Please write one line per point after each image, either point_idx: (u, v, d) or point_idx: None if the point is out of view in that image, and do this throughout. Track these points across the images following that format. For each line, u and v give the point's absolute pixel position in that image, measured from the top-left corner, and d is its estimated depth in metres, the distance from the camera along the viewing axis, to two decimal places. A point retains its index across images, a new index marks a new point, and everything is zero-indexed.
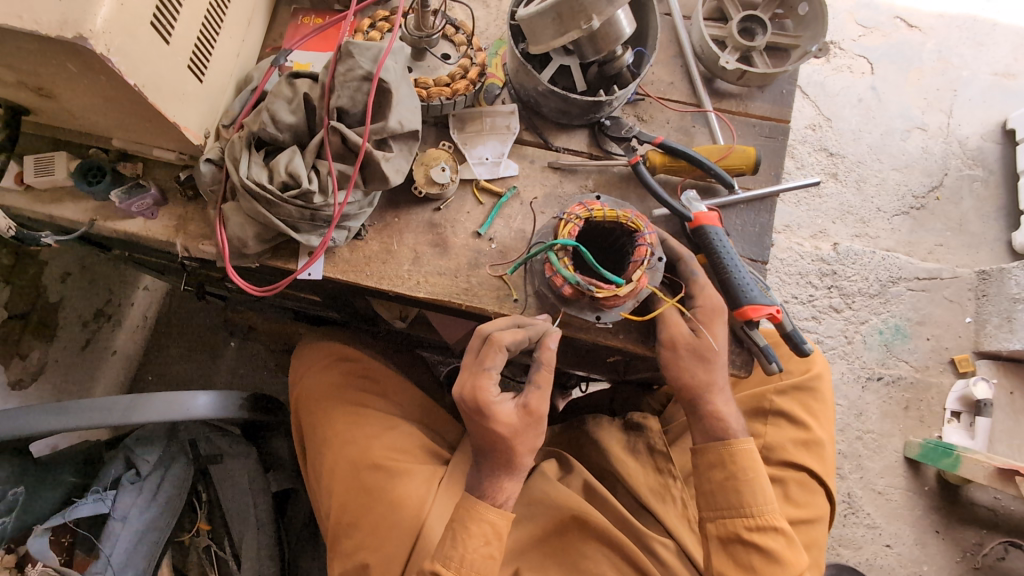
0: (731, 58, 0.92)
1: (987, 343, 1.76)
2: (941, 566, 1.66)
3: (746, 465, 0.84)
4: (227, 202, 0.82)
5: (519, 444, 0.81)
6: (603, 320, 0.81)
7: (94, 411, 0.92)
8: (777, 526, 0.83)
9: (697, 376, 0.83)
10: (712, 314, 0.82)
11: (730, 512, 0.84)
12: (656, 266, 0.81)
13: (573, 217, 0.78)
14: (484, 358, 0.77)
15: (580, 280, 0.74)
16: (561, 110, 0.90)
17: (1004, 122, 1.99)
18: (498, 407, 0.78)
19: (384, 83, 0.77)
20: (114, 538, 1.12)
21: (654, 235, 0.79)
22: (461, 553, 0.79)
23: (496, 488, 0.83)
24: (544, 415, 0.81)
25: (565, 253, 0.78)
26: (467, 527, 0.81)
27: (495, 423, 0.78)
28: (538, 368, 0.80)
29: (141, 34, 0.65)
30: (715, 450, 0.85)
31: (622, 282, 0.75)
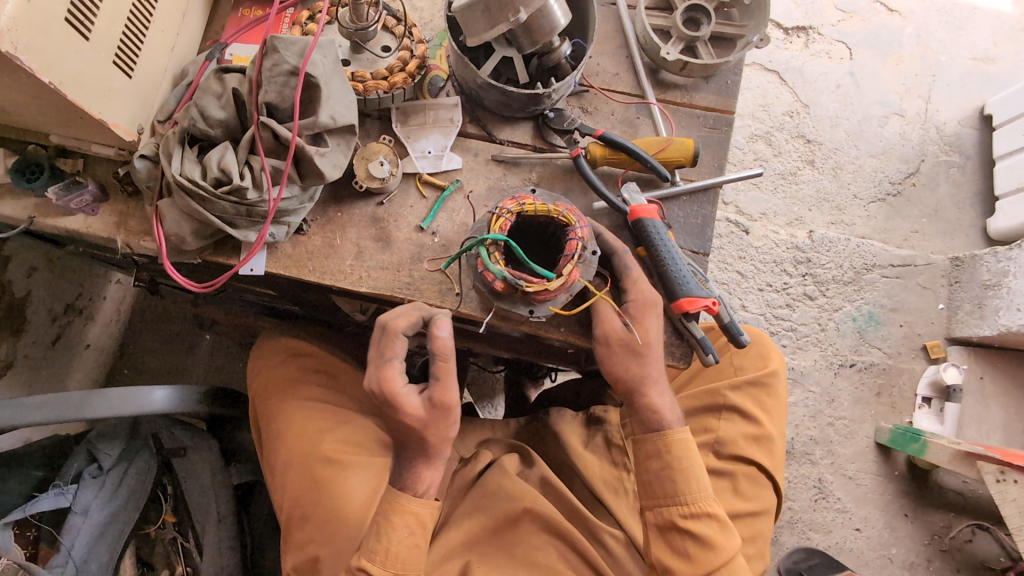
0: (673, 50, 0.92)
1: (958, 329, 1.78)
2: (909, 549, 1.69)
3: (680, 455, 0.86)
4: (163, 198, 0.82)
5: (432, 432, 0.84)
6: (535, 314, 0.82)
7: (47, 407, 0.93)
8: (710, 513, 0.85)
9: (628, 372, 0.84)
10: (646, 307, 0.82)
11: (666, 500, 0.86)
12: (589, 260, 0.82)
13: (505, 211, 0.79)
14: (386, 350, 0.80)
15: (506, 275, 0.75)
16: (501, 103, 0.89)
17: (982, 107, 1.99)
18: (405, 398, 0.81)
19: (311, 77, 0.76)
20: (74, 532, 1.14)
21: (587, 229, 0.80)
22: (385, 545, 0.83)
23: (416, 480, 0.88)
24: (454, 404, 0.83)
25: (497, 248, 0.78)
26: (389, 519, 0.85)
27: (405, 412, 0.81)
28: (436, 359, 0.80)
29: (54, 31, 0.64)
30: (651, 441, 0.87)
31: (552, 277, 0.76)
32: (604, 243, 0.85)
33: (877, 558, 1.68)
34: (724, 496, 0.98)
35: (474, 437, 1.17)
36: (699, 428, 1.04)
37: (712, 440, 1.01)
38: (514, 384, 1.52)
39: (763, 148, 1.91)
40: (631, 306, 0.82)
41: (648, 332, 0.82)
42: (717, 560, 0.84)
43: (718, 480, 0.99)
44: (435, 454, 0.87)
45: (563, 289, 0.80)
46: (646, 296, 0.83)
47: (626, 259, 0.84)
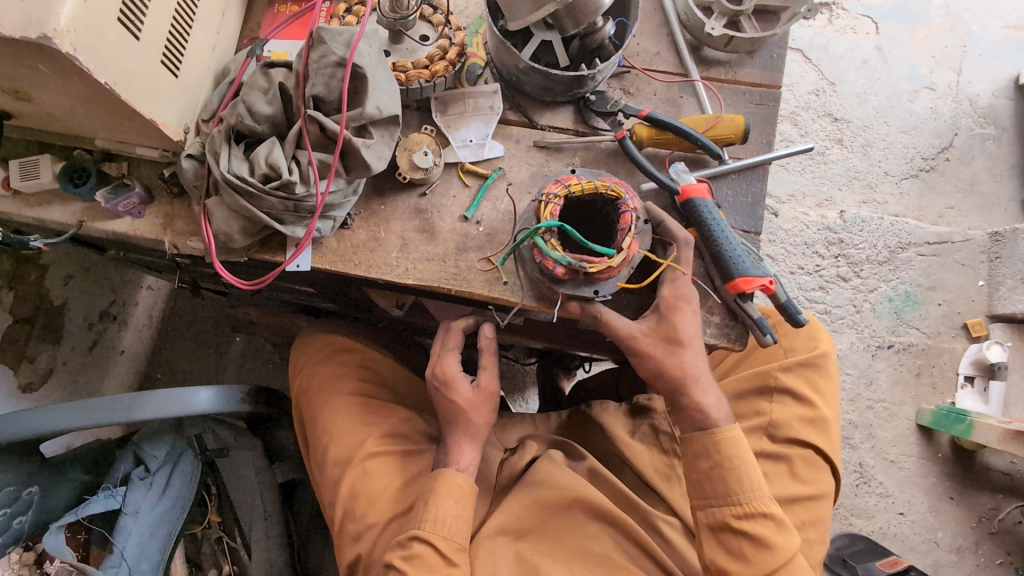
0: (717, 24, 0.89)
1: (1000, 306, 1.73)
2: (956, 533, 1.65)
3: (731, 453, 0.83)
4: (210, 197, 0.82)
5: (476, 416, 0.93)
6: (601, 293, 0.82)
7: (98, 410, 0.94)
8: (767, 512, 0.82)
9: (663, 363, 0.82)
10: (682, 305, 0.82)
11: (718, 500, 0.84)
12: (643, 230, 0.83)
13: (552, 196, 0.79)
14: (445, 341, 0.95)
15: (569, 260, 0.75)
16: (543, 88, 0.88)
17: (1017, 77, 1.92)
18: (457, 382, 0.92)
19: (358, 68, 0.76)
20: (126, 534, 1.14)
21: (636, 200, 0.80)
22: (434, 512, 0.87)
23: (456, 455, 0.92)
24: (496, 392, 0.95)
25: (551, 235, 0.78)
26: (435, 490, 0.89)
27: (455, 395, 0.92)
28: (485, 354, 0.94)
29: (108, 32, 0.64)
30: (699, 440, 0.85)
31: (613, 253, 0.77)
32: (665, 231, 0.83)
33: (923, 542, 1.64)
34: (781, 480, 0.95)
35: (516, 430, 1.16)
36: (750, 411, 1.01)
37: (765, 423, 0.99)
38: (547, 376, 1.50)
39: (791, 129, 1.86)
40: (664, 302, 0.82)
41: (682, 331, 0.81)
42: (773, 561, 0.81)
43: (775, 463, 0.97)
44: (480, 431, 0.94)
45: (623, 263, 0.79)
46: (681, 291, 0.82)
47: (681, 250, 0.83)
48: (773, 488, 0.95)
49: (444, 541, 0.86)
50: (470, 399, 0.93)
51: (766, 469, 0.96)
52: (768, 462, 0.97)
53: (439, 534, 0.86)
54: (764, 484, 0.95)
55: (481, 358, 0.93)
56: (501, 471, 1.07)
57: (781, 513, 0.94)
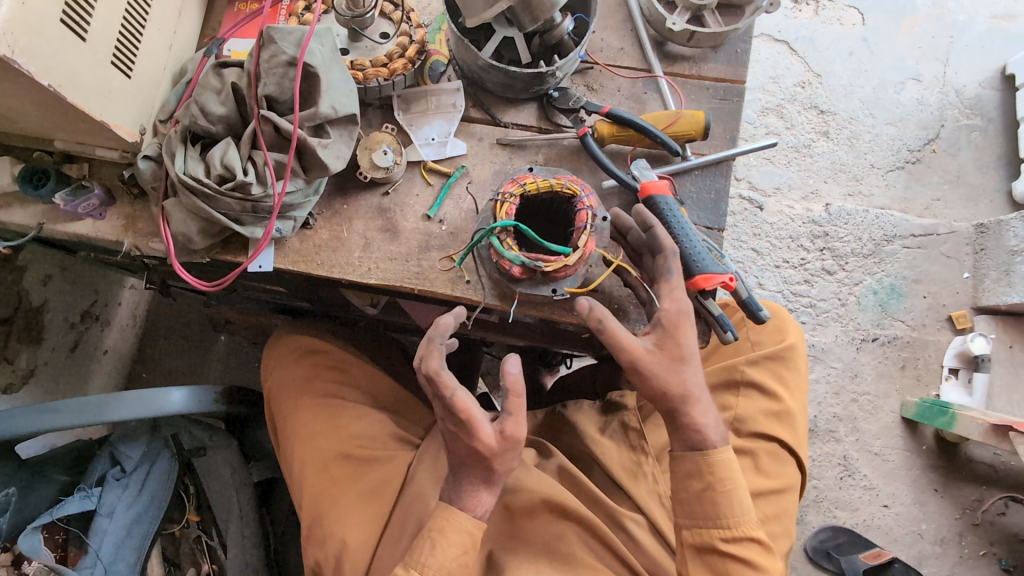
0: (679, 20, 0.89)
1: (985, 298, 1.72)
2: (939, 524, 1.65)
3: (724, 477, 0.79)
4: (168, 198, 0.81)
5: (498, 464, 0.78)
6: (558, 292, 0.81)
7: (67, 410, 0.94)
8: (754, 535, 0.81)
9: (667, 381, 0.76)
10: (683, 319, 0.76)
11: (708, 522, 0.80)
12: (601, 227, 0.86)
13: (508, 195, 0.79)
14: (442, 390, 0.74)
15: (525, 261, 0.76)
16: (504, 85, 0.88)
17: (1004, 67, 1.91)
18: (481, 428, 0.75)
19: (310, 67, 0.75)
20: (101, 534, 1.15)
21: (592, 197, 0.81)
22: (438, 561, 0.77)
23: (472, 501, 0.80)
24: (522, 439, 0.78)
25: (507, 235, 0.79)
26: (444, 536, 0.78)
27: (478, 441, 0.76)
28: (509, 395, 0.76)
29: (50, 34, 0.64)
30: (692, 459, 0.80)
31: (569, 252, 0.78)
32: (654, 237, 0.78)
33: (907, 534, 1.64)
34: (746, 474, 0.96)
35: None
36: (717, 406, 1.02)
37: (730, 417, 0.99)
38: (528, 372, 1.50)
39: (776, 122, 1.85)
40: (665, 314, 0.76)
41: (684, 344, 0.76)
42: None
43: (740, 458, 0.97)
44: (495, 476, 0.80)
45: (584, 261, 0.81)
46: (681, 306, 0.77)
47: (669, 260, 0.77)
48: None
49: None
50: (492, 446, 0.77)
51: None
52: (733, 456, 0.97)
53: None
54: None
55: (506, 401, 0.75)
56: None
57: None
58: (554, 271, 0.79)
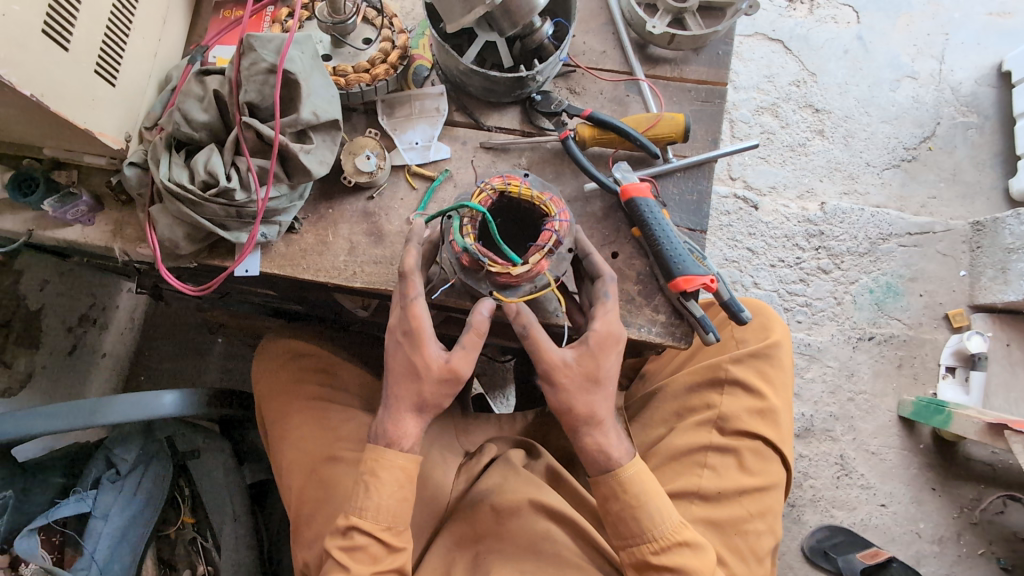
0: (659, 23, 0.90)
1: (981, 296, 1.72)
2: (937, 524, 1.65)
3: (636, 493, 0.82)
4: (154, 205, 0.82)
5: (429, 391, 0.82)
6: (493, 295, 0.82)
7: (60, 415, 0.94)
8: (682, 540, 0.83)
9: (580, 399, 0.81)
10: (610, 342, 0.80)
11: (635, 539, 0.83)
12: (564, 258, 0.82)
13: (489, 187, 0.80)
14: (406, 289, 0.80)
15: (472, 249, 0.76)
16: (486, 89, 0.88)
17: (1000, 64, 1.91)
18: (428, 344, 0.80)
19: (289, 74, 0.76)
20: (97, 537, 1.17)
21: (565, 223, 0.80)
22: (376, 501, 0.82)
23: (401, 433, 0.83)
24: (462, 378, 0.82)
25: (470, 220, 0.79)
26: (377, 477, 0.83)
27: (422, 357, 0.80)
28: (469, 332, 0.80)
29: (32, 44, 0.65)
30: (606, 483, 0.83)
31: (518, 262, 0.77)
32: (591, 263, 0.83)
33: (905, 533, 1.64)
34: (729, 472, 0.96)
35: (480, 430, 1.16)
36: (701, 404, 1.02)
37: (714, 416, 1.00)
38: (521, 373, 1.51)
39: (771, 121, 1.85)
40: (595, 334, 0.80)
41: (602, 368, 0.80)
42: None
43: (724, 456, 0.97)
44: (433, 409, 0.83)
45: (528, 279, 0.80)
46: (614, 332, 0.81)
47: (607, 283, 0.82)
48: (721, 480, 0.96)
49: (379, 524, 0.83)
50: (432, 369, 0.80)
51: (715, 463, 0.97)
52: (717, 454, 0.97)
53: (382, 524, 0.83)
54: (712, 477, 0.96)
55: (463, 333, 0.79)
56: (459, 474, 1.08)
57: (728, 506, 0.95)
58: (496, 274, 0.78)
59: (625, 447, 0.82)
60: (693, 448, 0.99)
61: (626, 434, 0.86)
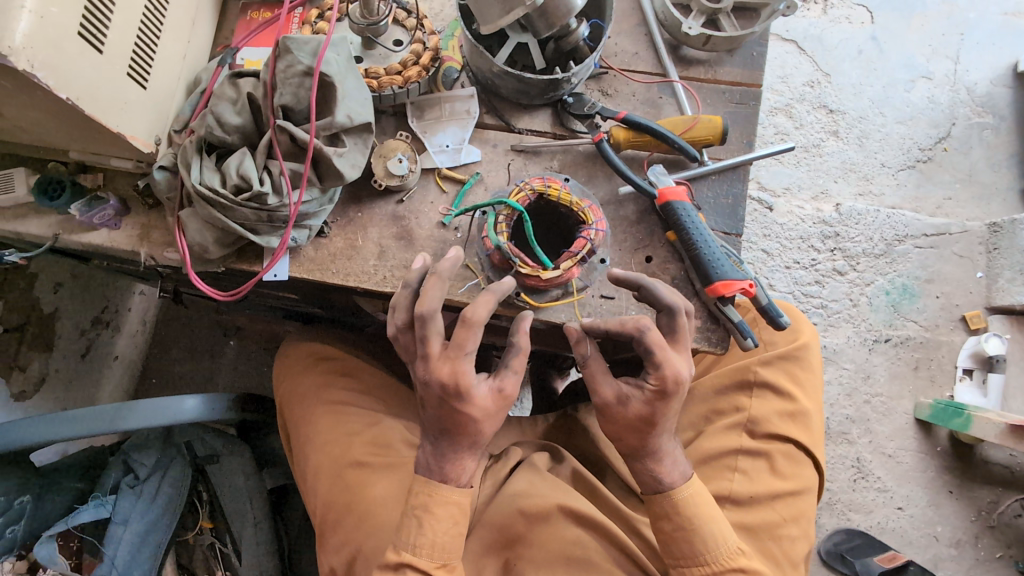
0: (694, 24, 0.88)
1: (999, 297, 1.70)
2: (955, 527, 1.63)
3: (691, 515, 0.81)
4: (184, 209, 0.81)
5: (487, 426, 0.77)
6: (519, 297, 0.81)
7: (86, 421, 0.94)
8: (736, 563, 0.83)
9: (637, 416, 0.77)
10: (667, 392, 0.75)
11: (688, 560, 0.83)
12: (594, 267, 0.85)
13: (528, 187, 0.79)
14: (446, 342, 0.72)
15: (504, 247, 0.76)
16: (518, 91, 0.87)
17: (1016, 64, 1.89)
18: (474, 388, 0.74)
19: (326, 76, 0.75)
20: (116, 543, 1.14)
21: (601, 232, 0.80)
22: (430, 536, 0.78)
23: (458, 470, 0.80)
24: (515, 399, 0.78)
25: (506, 217, 0.78)
26: (431, 513, 0.79)
27: (473, 405, 0.75)
28: (514, 351, 0.77)
29: (69, 47, 0.64)
30: (660, 503, 0.82)
31: (549, 267, 0.77)
32: (649, 296, 0.76)
33: (922, 537, 1.62)
34: (762, 476, 0.95)
35: (504, 434, 1.15)
36: (731, 407, 1.01)
37: (744, 419, 0.98)
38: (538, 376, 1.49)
39: (786, 122, 1.84)
40: (650, 385, 0.75)
41: (659, 414, 0.77)
42: None
43: (755, 460, 0.96)
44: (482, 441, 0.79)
45: (555, 284, 0.80)
46: (677, 373, 0.75)
47: (645, 338, 0.73)
48: (753, 484, 0.94)
49: (434, 561, 0.79)
50: (488, 408, 0.76)
51: (747, 466, 0.95)
52: (749, 458, 0.96)
53: (436, 561, 0.79)
54: (744, 481, 0.94)
55: (510, 357, 0.77)
56: (484, 479, 1.07)
57: (761, 510, 0.93)
58: (525, 276, 0.78)
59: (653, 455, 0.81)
60: (723, 452, 0.97)
61: (683, 456, 0.85)
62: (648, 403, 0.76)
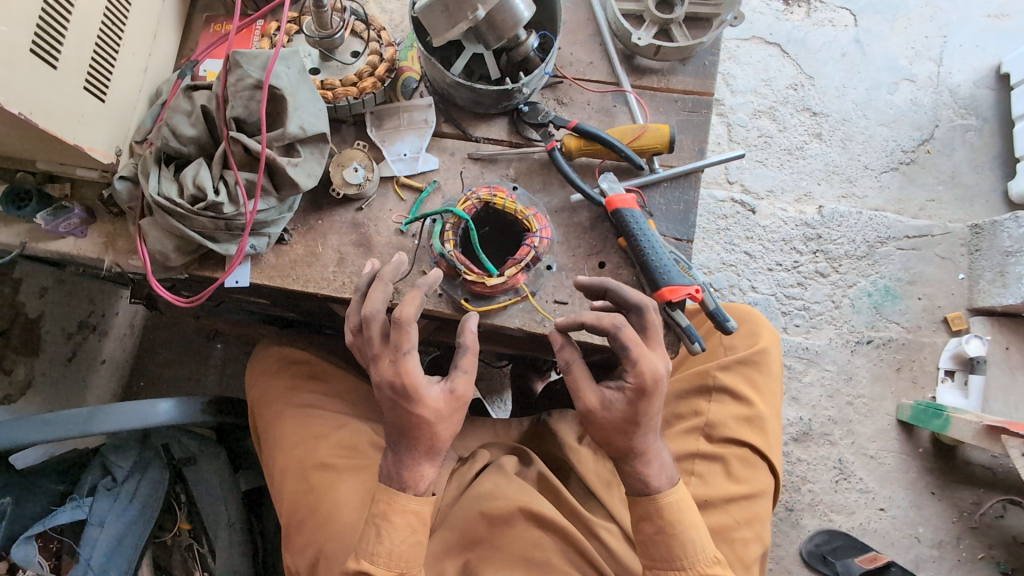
0: (645, 34, 0.91)
1: (980, 299, 1.70)
2: (937, 528, 1.62)
3: (673, 519, 0.80)
4: (145, 218, 0.83)
5: (442, 429, 0.77)
6: (470, 301, 0.83)
7: (55, 425, 0.95)
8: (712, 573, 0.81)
9: (611, 416, 0.77)
10: (650, 388, 0.74)
11: (665, 564, 0.81)
12: (541, 273, 0.87)
13: (474, 197, 0.82)
14: (400, 341, 0.73)
15: (449, 255, 0.79)
16: (473, 101, 0.89)
17: (998, 66, 1.90)
18: (424, 387, 0.74)
19: (276, 90, 0.77)
20: (92, 544, 1.16)
21: (545, 240, 0.82)
22: (387, 547, 0.78)
23: (415, 476, 0.79)
24: (468, 400, 0.78)
25: (453, 227, 0.81)
26: (389, 520, 0.79)
27: (425, 406, 0.75)
28: (462, 351, 0.78)
29: (21, 64, 0.66)
30: (643, 505, 0.81)
31: (494, 273, 0.79)
32: (617, 298, 0.77)
33: (904, 538, 1.62)
34: (716, 480, 0.98)
35: (473, 437, 1.16)
36: (689, 411, 1.04)
37: (702, 423, 1.01)
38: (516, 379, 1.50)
39: (768, 124, 1.85)
40: (631, 385, 0.74)
41: (642, 413, 0.75)
42: None
43: (711, 464, 0.99)
44: (440, 448, 0.79)
45: (502, 290, 0.83)
46: (656, 369, 0.74)
47: (620, 336, 0.74)
48: (707, 488, 0.97)
49: (391, 569, 0.79)
50: (440, 409, 0.76)
51: (703, 470, 0.99)
52: (704, 462, 0.99)
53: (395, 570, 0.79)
54: (700, 485, 0.98)
55: (458, 357, 0.77)
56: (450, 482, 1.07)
57: (715, 513, 0.96)
58: (471, 283, 0.81)
59: (630, 455, 0.79)
60: (680, 455, 1.00)
61: (670, 462, 0.83)
62: (629, 403, 0.75)
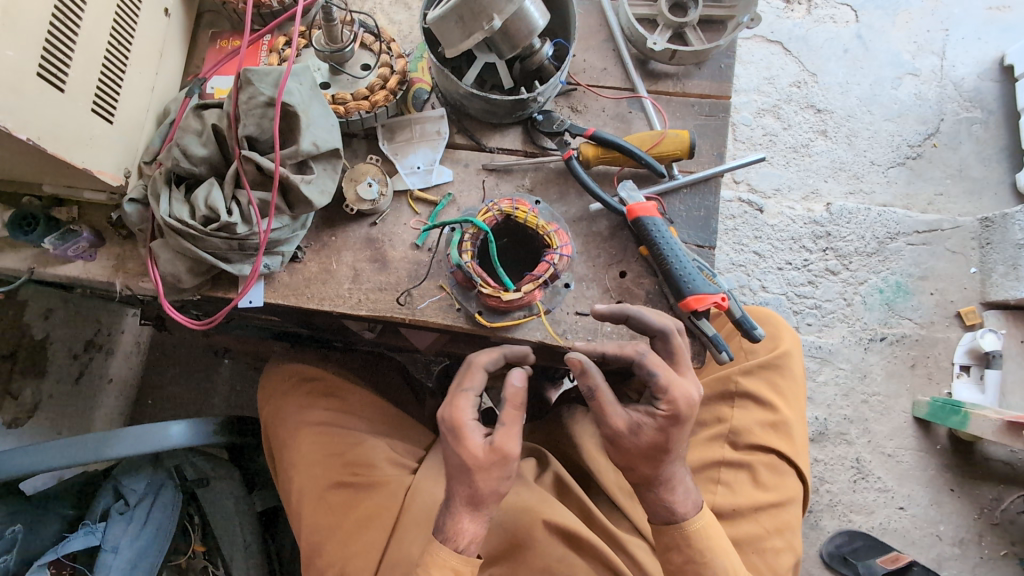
0: (659, 39, 0.89)
1: (993, 292, 1.68)
2: (958, 525, 1.60)
3: (703, 549, 0.79)
4: (156, 240, 0.81)
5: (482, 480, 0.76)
6: (483, 315, 0.82)
7: (67, 450, 0.92)
8: None
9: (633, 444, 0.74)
10: (681, 414, 0.72)
11: None
12: (559, 291, 0.85)
13: (496, 208, 0.80)
14: (465, 380, 0.79)
15: (466, 266, 0.77)
16: (486, 111, 0.87)
17: (1002, 58, 1.88)
18: (469, 434, 0.75)
19: (288, 106, 0.76)
20: (106, 569, 1.11)
21: (566, 257, 0.80)
22: None
23: (456, 530, 0.77)
24: (511, 456, 0.76)
25: (472, 238, 0.79)
26: (429, 573, 0.76)
27: (465, 449, 0.75)
28: (508, 406, 0.76)
29: (28, 89, 0.65)
30: (670, 533, 0.80)
31: (510, 288, 0.77)
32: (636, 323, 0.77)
33: (925, 536, 1.59)
34: (743, 488, 0.96)
35: None
36: (712, 418, 1.03)
37: (726, 430, 1.00)
38: None
39: (772, 123, 1.83)
40: (661, 412, 0.72)
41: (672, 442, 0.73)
42: None
43: (737, 471, 0.97)
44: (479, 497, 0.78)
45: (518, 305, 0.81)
46: (687, 394, 0.72)
47: (644, 362, 0.73)
48: (734, 497, 0.96)
49: None
50: (478, 458, 0.75)
51: (729, 478, 0.97)
52: (731, 470, 0.98)
53: None
54: (727, 494, 0.96)
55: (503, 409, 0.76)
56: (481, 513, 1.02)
57: (743, 522, 0.94)
58: (486, 295, 0.78)
59: None
60: (706, 464, 0.99)
61: (693, 486, 0.81)
62: (660, 429, 0.73)
